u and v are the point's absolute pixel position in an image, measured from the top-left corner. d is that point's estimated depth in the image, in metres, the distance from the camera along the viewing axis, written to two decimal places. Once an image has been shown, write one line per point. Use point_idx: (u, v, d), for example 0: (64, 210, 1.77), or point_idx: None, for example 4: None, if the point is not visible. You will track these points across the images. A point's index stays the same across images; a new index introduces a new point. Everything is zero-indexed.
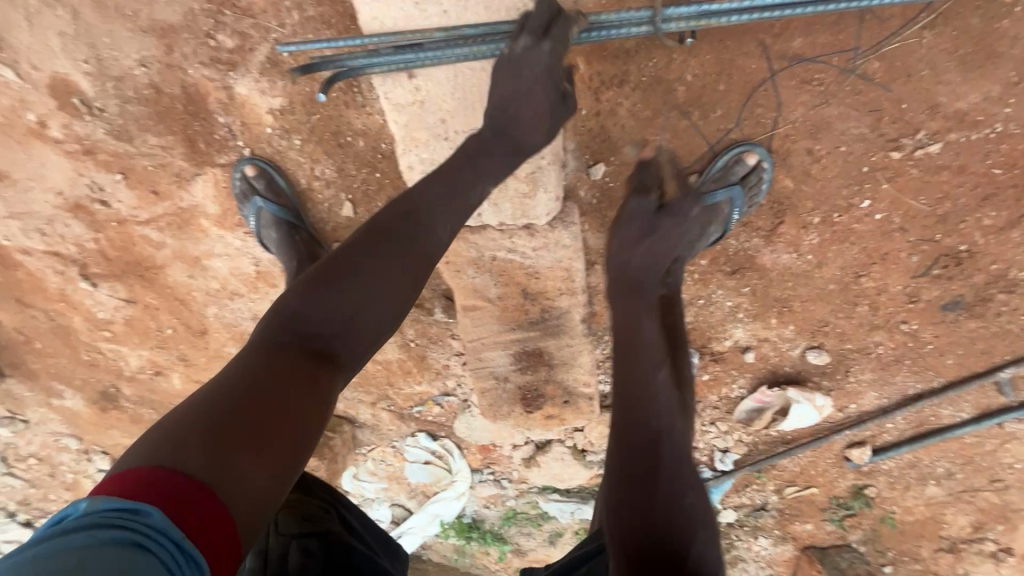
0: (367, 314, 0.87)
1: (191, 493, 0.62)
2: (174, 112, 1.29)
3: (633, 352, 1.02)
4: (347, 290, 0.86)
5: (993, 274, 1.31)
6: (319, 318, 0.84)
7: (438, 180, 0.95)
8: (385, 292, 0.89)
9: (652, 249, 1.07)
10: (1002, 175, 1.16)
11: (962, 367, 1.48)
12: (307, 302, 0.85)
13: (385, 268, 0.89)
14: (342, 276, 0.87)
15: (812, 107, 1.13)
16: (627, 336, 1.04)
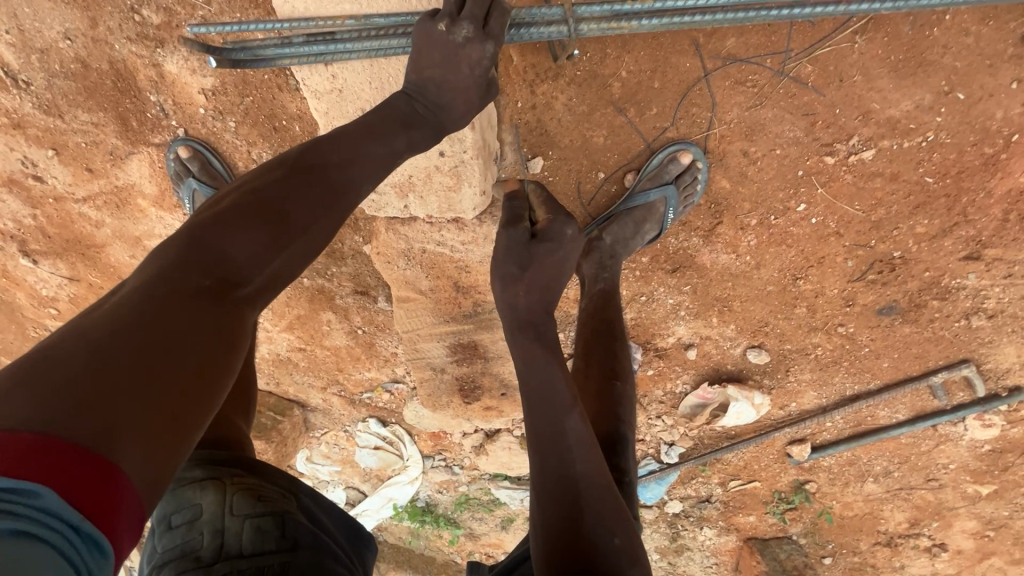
0: (279, 258, 0.71)
1: (89, 471, 0.46)
2: (103, 88, 1.25)
3: (536, 362, 0.86)
4: (261, 230, 0.70)
5: (926, 281, 1.32)
6: (221, 259, 0.66)
7: (364, 129, 0.84)
8: (306, 236, 0.74)
9: (531, 296, 0.91)
10: (933, 183, 1.17)
11: (897, 370, 1.50)
12: (201, 243, 0.66)
13: (306, 211, 0.75)
14: (255, 216, 0.71)
15: (747, 109, 1.14)
16: (522, 355, 0.88)
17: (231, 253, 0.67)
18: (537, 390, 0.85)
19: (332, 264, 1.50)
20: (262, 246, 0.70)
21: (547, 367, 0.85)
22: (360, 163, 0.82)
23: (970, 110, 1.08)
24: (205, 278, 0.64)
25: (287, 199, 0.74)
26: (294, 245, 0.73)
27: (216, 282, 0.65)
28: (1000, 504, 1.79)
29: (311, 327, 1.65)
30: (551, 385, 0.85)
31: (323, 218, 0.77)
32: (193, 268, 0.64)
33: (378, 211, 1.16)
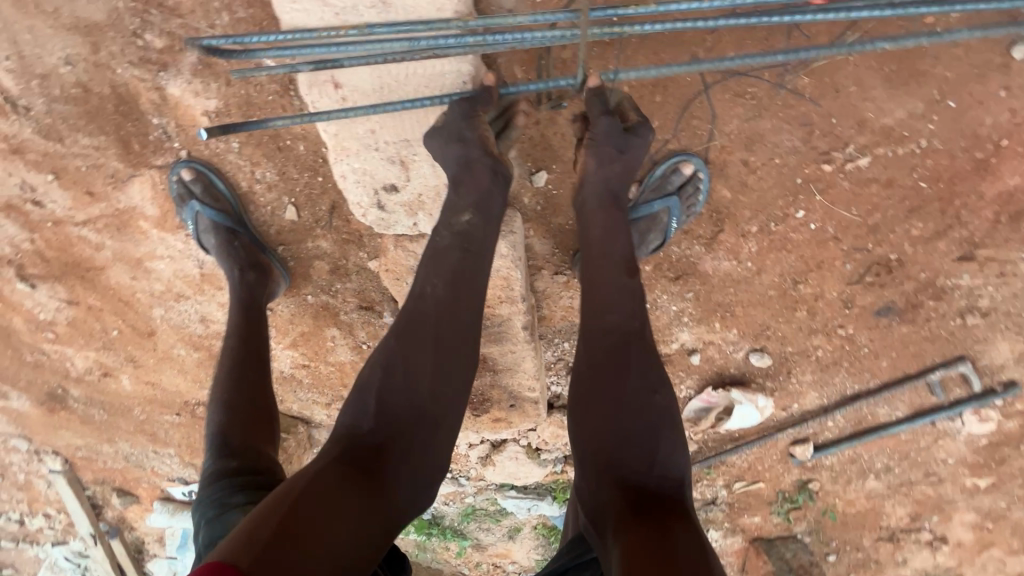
0: (432, 389, 0.87)
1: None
2: (105, 112, 1.25)
3: (637, 368, 0.95)
4: (423, 385, 0.86)
5: (922, 282, 1.35)
6: (387, 412, 0.84)
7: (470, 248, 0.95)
8: (456, 385, 0.89)
9: (609, 292, 1.00)
10: (927, 188, 1.20)
11: (895, 368, 1.53)
12: (378, 387, 0.86)
13: (448, 356, 0.89)
14: (408, 344, 0.88)
15: (746, 120, 1.16)
16: (603, 222, 1.06)
17: (401, 403, 0.85)
18: (632, 385, 0.93)
19: (337, 281, 1.49)
20: (425, 399, 0.86)
21: (642, 369, 0.95)
22: (474, 272, 0.95)
23: (959, 117, 1.11)
24: (379, 436, 0.83)
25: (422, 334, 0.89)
26: (456, 369, 0.89)
27: (388, 438, 0.83)
28: (998, 496, 1.83)
29: (315, 344, 1.64)
30: (652, 397, 0.93)
31: (458, 368, 0.90)
32: (364, 423, 0.84)
33: (387, 229, 1.17)
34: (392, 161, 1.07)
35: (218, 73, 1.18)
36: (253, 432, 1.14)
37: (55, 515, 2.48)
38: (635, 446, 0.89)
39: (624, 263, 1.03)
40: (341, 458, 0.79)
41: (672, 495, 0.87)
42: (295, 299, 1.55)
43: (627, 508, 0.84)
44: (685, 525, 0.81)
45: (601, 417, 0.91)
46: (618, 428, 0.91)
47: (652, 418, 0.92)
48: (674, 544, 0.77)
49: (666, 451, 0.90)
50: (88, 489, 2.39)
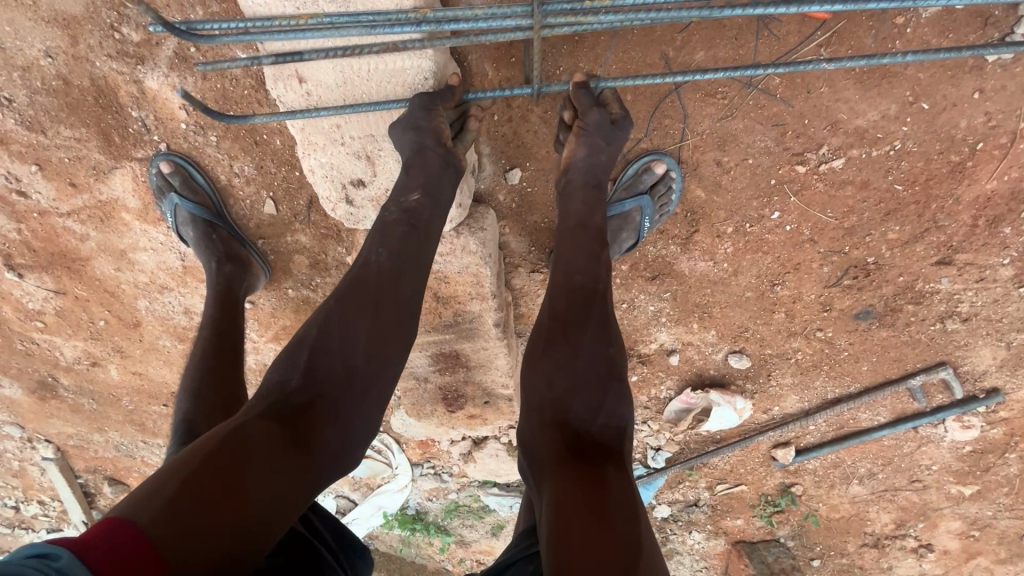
0: (364, 348, 0.88)
1: (149, 551, 0.59)
2: (85, 104, 1.27)
3: (592, 323, 0.96)
4: (358, 350, 0.87)
5: (900, 285, 1.34)
6: (318, 372, 0.85)
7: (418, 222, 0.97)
8: (389, 347, 0.90)
9: (573, 257, 1.02)
10: (903, 191, 1.19)
11: (875, 373, 1.52)
12: (309, 348, 0.86)
13: (385, 321, 0.91)
14: (344, 305, 0.89)
15: (718, 120, 1.15)
16: (585, 197, 1.07)
17: (334, 365, 0.86)
18: (581, 339, 0.94)
19: (316, 275, 1.51)
20: (359, 363, 0.87)
21: (592, 323, 0.96)
22: (419, 249, 0.96)
23: (934, 119, 1.10)
24: (308, 393, 0.83)
25: (361, 299, 0.90)
26: (394, 330, 0.91)
27: (317, 398, 0.83)
28: (983, 504, 1.81)
29: None
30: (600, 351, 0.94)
31: (394, 337, 0.91)
32: (293, 380, 0.84)
33: (357, 223, 1.17)
34: (358, 155, 1.08)
35: (193, 67, 1.19)
36: (222, 421, 1.15)
37: (49, 502, 2.53)
38: (578, 397, 0.88)
39: (599, 233, 1.05)
40: (265, 414, 0.79)
41: (613, 444, 0.85)
42: (276, 293, 1.56)
43: (563, 454, 0.82)
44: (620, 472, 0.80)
45: (544, 371, 0.91)
46: (563, 381, 0.90)
47: (598, 368, 0.91)
48: (607, 489, 0.76)
49: (611, 404, 0.88)
50: (80, 477, 2.42)
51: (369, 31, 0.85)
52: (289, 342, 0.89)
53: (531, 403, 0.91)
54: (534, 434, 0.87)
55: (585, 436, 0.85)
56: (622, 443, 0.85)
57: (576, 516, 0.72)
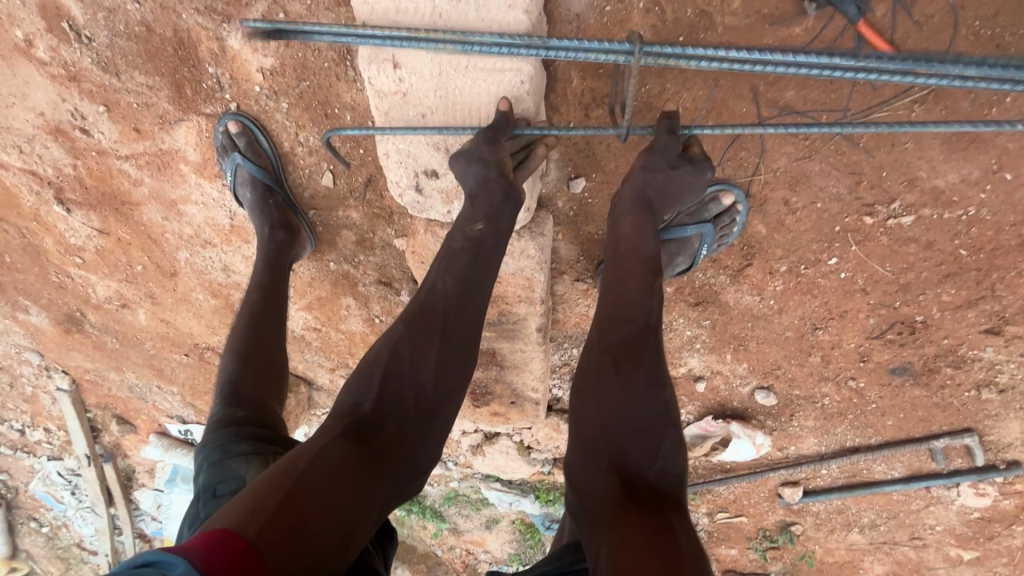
0: (434, 376, 0.92)
1: (256, 567, 0.61)
2: (163, 53, 1.27)
3: (644, 360, 0.96)
4: (425, 376, 0.91)
5: (943, 348, 1.34)
6: (390, 397, 0.88)
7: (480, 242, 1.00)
8: (457, 374, 0.95)
9: (621, 287, 1.03)
10: (967, 256, 1.18)
11: (899, 428, 1.52)
12: (382, 372, 0.89)
13: (453, 350, 0.95)
14: (416, 333, 0.93)
15: (795, 159, 1.14)
16: (633, 222, 1.07)
17: (403, 390, 0.89)
18: (634, 381, 0.94)
19: (361, 253, 1.51)
20: (428, 388, 0.91)
21: (645, 363, 0.96)
22: (481, 275, 0.99)
23: (1014, 190, 1.09)
24: (380, 416, 0.86)
25: (429, 329, 0.94)
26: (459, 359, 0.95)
27: (390, 422, 0.86)
28: (980, 570, 1.82)
29: (330, 309, 1.67)
30: (655, 394, 0.94)
31: (454, 366, 0.95)
32: (366, 404, 0.86)
33: (420, 213, 1.18)
34: (436, 147, 1.08)
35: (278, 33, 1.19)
36: (263, 386, 1.16)
37: (55, 431, 2.57)
38: (632, 441, 0.89)
39: (651, 263, 1.05)
40: (344, 435, 0.81)
41: (670, 490, 0.86)
42: (318, 264, 1.57)
43: (622, 498, 0.83)
44: (680, 519, 0.81)
45: (599, 415, 0.92)
46: (620, 421, 0.91)
47: (649, 411, 0.92)
48: (671, 531, 0.77)
49: (668, 451, 0.90)
50: (89, 411, 2.46)
51: (463, 46, 0.90)
52: (358, 366, 0.92)
53: (589, 448, 0.90)
54: (589, 478, 0.88)
55: (643, 483, 0.86)
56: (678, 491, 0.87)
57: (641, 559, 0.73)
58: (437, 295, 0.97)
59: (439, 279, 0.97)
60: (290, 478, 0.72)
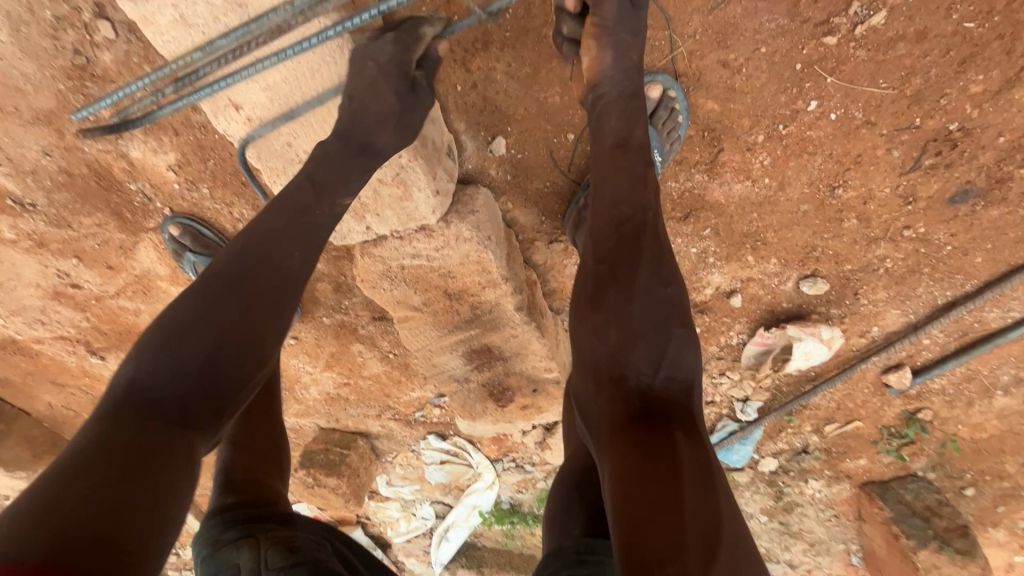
0: (247, 331, 0.74)
1: None
2: (91, 190, 1.32)
3: (645, 261, 0.79)
4: (242, 324, 0.73)
5: (1003, 148, 1.07)
6: (202, 353, 0.69)
7: (307, 199, 0.84)
8: (268, 322, 0.76)
9: (609, 180, 0.85)
10: (978, 27, 0.93)
11: (993, 262, 1.24)
12: (178, 338, 0.69)
13: (266, 297, 0.77)
14: (235, 285, 0.75)
15: (710, 12, 0.96)
16: (621, 108, 0.89)
17: (213, 350, 0.70)
18: (634, 280, 0.77)
19: (343, 297, 1.51)
20: (240, 345, 0.73)
21: (644, 257, 0.79)
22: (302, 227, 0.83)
23: None
24: (190, 391, 0.67)
25: (250, 285, 0.76)
26: (273, 307, 0.77)
27: (202, 394, 0.68)
28: None
29: (347, 361, 1.70)
30: (659, 292, 0.77)
31: (268, 311, 0.76)
32: (165, 376, 0.66)
33: (344, 239, 1.09)
34: None
35: (164, 126, 1.19)
36: (260, 467, 1.01)
37: None
38: (639, 349, 0.74)
39: (644, 150, 0.86)
40: (144, 411, 0.63)
41: (681, 402, 0.71)
42: (313, 323, 1.59)
43: (621, 417, 0.69)
44: (690, 439, 0.66)
45: (597, 324, 0.77)
46: (623, 325, 0.75)
47: (657, 312, 0.75)
48: (673, 454, 0.63)
49: (677, 309, 0.76)
50: None
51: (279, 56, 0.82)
52: (146, 330, 0.71)
53: (587, 351, 0.77)
54: (590, 395, 0.75)
55: (649, 397, 0.71)
56: (688, 400, 0.72)
57: (647, 489, 0.60)
58: (263, 243, 0.79)
59: (264, 226, 0.80)
60: (98, 478, 0.54)
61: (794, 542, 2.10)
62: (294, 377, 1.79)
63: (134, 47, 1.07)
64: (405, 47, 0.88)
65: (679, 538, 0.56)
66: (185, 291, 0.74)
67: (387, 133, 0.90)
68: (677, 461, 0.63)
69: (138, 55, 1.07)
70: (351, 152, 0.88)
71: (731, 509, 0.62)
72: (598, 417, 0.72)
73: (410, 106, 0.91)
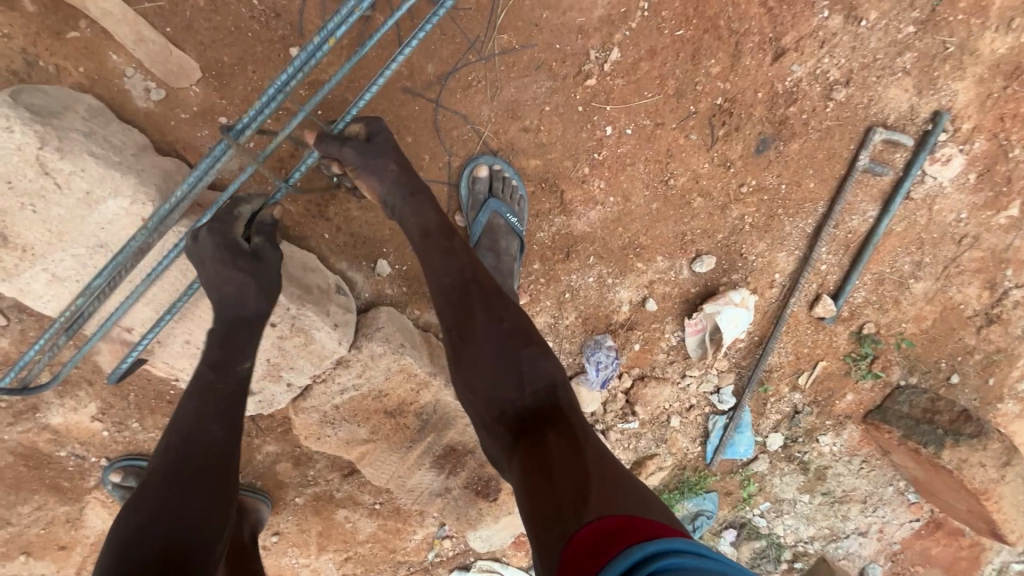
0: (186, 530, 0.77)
1: None
2: (23, 474, 1.31)
3: (475, 308, 0.93)
4: (184, 518, 0.77)
5: (766, 99, 1.32)
6: (150, 563, 0.72)
7: (209, 380, 0.89)
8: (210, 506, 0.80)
9: (434, 266, 0.96)
10: (686, 32, 1.23)
11: (825, 181, 1.43)
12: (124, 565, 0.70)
13: (203, 485, 0.81)
14: (171, 484, 0.80)
15: (493, 99, 1.21)
16: (415, 208, 0.98)
17: (161, 553, 0.73)
18: (474, 329, 0.92)
19: (307, 468, 1.50)
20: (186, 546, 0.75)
21: (475, 310, 0.93)
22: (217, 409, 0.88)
23: None
24: None
25: (186, 472, 0.81)
26: (209, 495, 0.81)
27: None
28: None
29: (338, 533, 1.62)
30: (495, 328, 0.92)
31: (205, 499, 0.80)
32: None
33: (270, 405, 1.15)
34: None
35: (79, 380, 1.24)
36: None
37: None
38: (502, 381, 0.89)
39: (444, 228, 0.98)
40: None
41: (548, 402, 0.87)
42: (289, 509, 1.55)
43: (512, 439, 0.85)
44: (558, 431, 0.81)
45: (469, 384, 0.92)
46: (486, 371, 0.90)
47: (504, 345, 0.91)
48: (544, 449, 0.78)
49: (518, 337, 0.92)
50: None
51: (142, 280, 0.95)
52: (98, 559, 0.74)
53: (474, 395, 0.92)
54: (489, 435, 0.90)
55: (523, 415, 0.87)
56: (553, 396, 0.88)
57: (533, 492, 0.73)
58: (183, 441, 0.85)
59: (179, 426, 0.86)
60: None
61: (849, 508, 1.91)
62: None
63: (28, 323, 1.15)
64: (224, 233, 0.90)
65: (555, 500, 0.69)
66: (124, 517, 0.78)
67: (253, 298, 0.94)
68: (546, 449, 0.78)
69: (34, 328, 1.15)
70: (231, 327, 0.93)
71: (602, 459, 0.75)
72: (502, 452, 0.87)
73: (261, 271, 0.93)
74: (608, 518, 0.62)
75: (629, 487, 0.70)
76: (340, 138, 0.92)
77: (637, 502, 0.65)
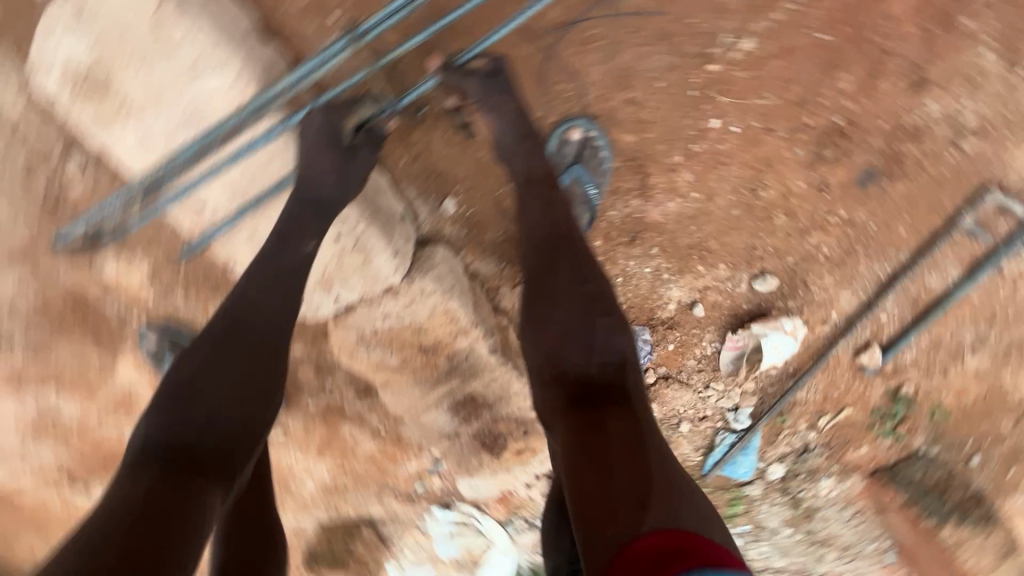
0: (235, 385, 0.90)
1: None
2: (69, 313, 1.36)
3: (562, 270, 0.98)
4: (234, 378, 0.91)
5: (888, 131, 1.23)
6: (202, 416, 0.87)
7: (281, 258, 1.01)
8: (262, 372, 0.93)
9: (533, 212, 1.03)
10: (830, 37, 1.17)
11: (917, 231, 1.32)
12: (176, 402, 0.87)
13: (253, 350, 0.94)
14: (224, 346, 0.93)
15: (607, 62, 1.16)
16: (526, 154, 1.06)
17: (213, 407, 0.88)
18: (557, 287, 0.97)
19: (326, 377, 1.56)
20: (234, 402, 0.89)
21: (562, 272, 0.98)
22: (275, 287, 0.99)
23: None
24: (203, 440, 0.85)
25: (242, 334, 0.94)
26: (260, 362, 0.94)
27: (211, 440, 0.86)
28: None
29: (339, 444, 1.68)
30: (578, 290, 0.96)
31: (255, 363, 0.93)
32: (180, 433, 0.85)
33: (314, 313, 1.19)
34: None
35: (138, 240, 1.27)
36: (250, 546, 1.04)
37: None
38: (572, 343, 0.92)
39: (547, 176, 1.06)
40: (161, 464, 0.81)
41: (614, 379, 0.89)
42: (301, 411, 1.61)
43: (568, 403, 0.88)
44: (619, 415, 0.83)
45: (539, 335, 0.95)
46: (557, 330, 0.94)
47: (583, 310, 0.94)
48: (603, 429, 0.81)
49: (602, 304, 0.95)
50: None
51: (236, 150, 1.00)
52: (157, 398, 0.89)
53: (539, 347, 0.95)
54: (541, 393, 0.93)
55: (584, 381, 0.89)
56: (619, 372, 0.90)
57: (585, 469, 0.77)
58: (240, 307, 0.96)
59: (240, 293, 0.98)
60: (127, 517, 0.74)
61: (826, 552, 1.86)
62: (287, 472, 1.76)
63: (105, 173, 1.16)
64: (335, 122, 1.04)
65: (612, 494, 0.72)
66: (182, 362, 0.93)
67: (340, 188, 1.05)
68: (605, 430, 0.81)
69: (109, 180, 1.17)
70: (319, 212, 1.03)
71: (661, 459, 0.78)
72: (552, 410, 0.90)
73: (350, 171, 1.05)
74: (670, 534, 0.64)
75: (687, 495, 0.74)
76: (463, 72, 1.06)
77: (699, 520, 0.69)
